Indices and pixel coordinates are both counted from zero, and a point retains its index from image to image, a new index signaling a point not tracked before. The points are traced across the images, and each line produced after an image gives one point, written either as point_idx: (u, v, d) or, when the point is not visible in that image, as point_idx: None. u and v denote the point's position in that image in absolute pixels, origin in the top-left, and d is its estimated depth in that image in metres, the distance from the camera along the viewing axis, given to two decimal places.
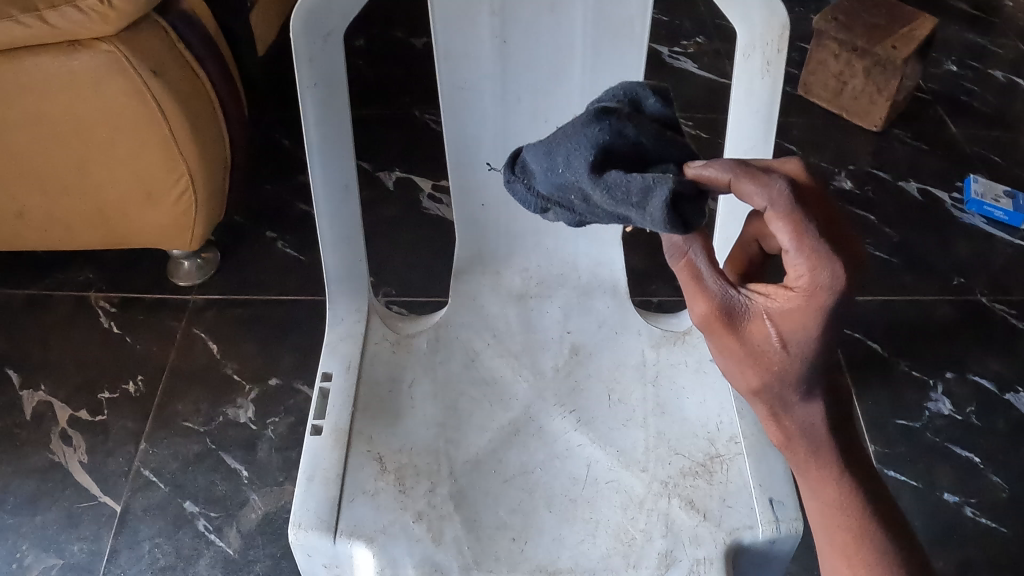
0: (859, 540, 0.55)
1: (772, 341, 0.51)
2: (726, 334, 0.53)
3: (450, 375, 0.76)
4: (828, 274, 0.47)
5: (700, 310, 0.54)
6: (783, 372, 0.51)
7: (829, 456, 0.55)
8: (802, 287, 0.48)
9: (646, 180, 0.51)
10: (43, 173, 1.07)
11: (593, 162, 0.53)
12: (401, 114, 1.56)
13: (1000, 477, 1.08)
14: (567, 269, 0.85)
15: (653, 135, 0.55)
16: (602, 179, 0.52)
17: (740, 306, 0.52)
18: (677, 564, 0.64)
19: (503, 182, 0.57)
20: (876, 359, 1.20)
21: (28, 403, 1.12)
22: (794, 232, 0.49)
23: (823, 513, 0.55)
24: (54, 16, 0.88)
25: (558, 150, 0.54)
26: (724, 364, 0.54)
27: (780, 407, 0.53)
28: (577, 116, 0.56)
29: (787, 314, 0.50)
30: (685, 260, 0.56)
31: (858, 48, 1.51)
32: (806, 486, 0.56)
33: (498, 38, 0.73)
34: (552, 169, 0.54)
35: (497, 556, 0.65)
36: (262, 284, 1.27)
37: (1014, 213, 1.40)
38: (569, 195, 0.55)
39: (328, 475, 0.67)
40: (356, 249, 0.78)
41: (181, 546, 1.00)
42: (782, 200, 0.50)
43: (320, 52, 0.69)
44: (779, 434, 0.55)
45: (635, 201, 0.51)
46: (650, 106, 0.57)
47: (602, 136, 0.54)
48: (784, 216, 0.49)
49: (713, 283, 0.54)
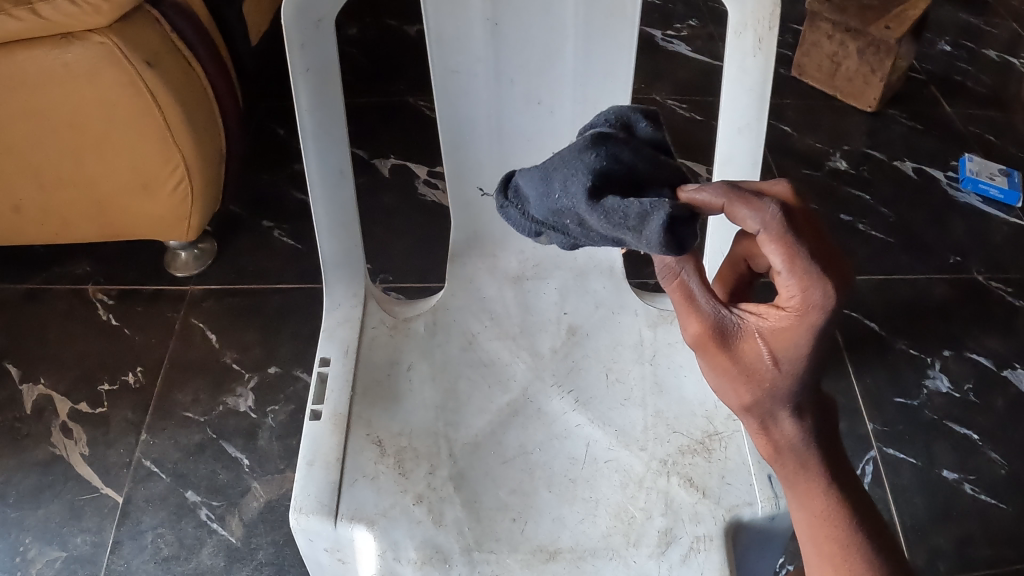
0: (848, 551, 0.54)
1: (764, 360, 0.51)
2: (718, 353, 0.53)
3: (448, 358, 0.76)
4: (820, 293, 0.47)
5: (694, 330, 0.54)
6: (775, 389, 0.51)
7: (819, 468, 0.54)
8: (794, 306, 0.48)
9: (643, 206, 0.51)
10: (39, 166, 1.07)
11: (590, 188, 0.53)
12: (395, 101, 1.55)
13: (999, 454, 1.09)
14: (564, 251, 0.85)
15: (647, 159, 0.56)
16: (599, 205, 0.52)
17: (731, 325, 0.53)
18: (676, 541, 0.64)
19: (494, 207, 0.57)
20: (874, 338, 1.20)
21: (28, 397, 1.12)
22: (786, 254, 0.48)
23: (811, 524, 0.54)
24: (47, 8, 0.87)
25: (554, 176, 0.54)
26: (716, 382, 0.54)
27: (770, 420, 0.53)
28: (573, 142, 0.56)
29: (780, 332, 0.49)
30: (677, 280, 0.56)
31: (852, 29, 1.49)
32: (795, 497, 0.55)
33: (490, 19, 0.73)
34: (548, 194, 0.54)
35: (497, 537, 0.65)
36: (258, 273, 1.27)
37: (1008, 191, 1.41)
38: (564, 220, 0.55)
39: (329, 459, 0.67)
40: (353, 234, 0.78)
41: (184, 536, 1.00)
42: (774, 223, 0.49)
43: (311, 38, 0.69)
44: (768, 447, 0.54)
45: (631, 225, 0.51)
46: (641, 130, 0.58)
47: (598, 162, 0.54)
48: (777, 239, 0.48)
49: (706, 302, 0.55)
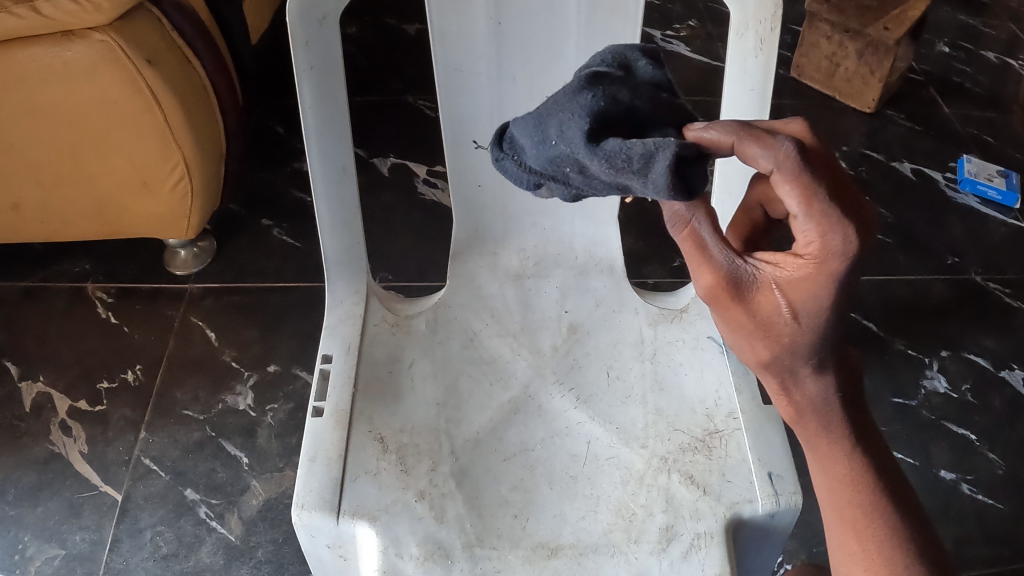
0: (871, 517, 0.54)
1: (781, 312, 0.50)
2: (734, 306, 0.52)
3: (448, 355, 0.76)
4: (839, 238, 0.46)
5: (707, 282, 0.53)
6: (794, 344, 0.51)
7: (841, 430, 0.54)
8: (812, 253, 0.47)
9: (646, 146, 0.49)
10: (38, 164, 1.07)
11: (588, 131, 0.52)
12: (394, 99, 1.56)
13: (996, 454, 1.10)
14: (564, 249, 0.85)
15: (647, 98, 0.55)
16: (599, 149, 0.51)
17: (747, 276, 0.51)
18: (677, 538, 0.64)
19: (492, 161, 0.57)
20: (872, 338, 1.21)
21: (27, 395, 1.12)
22: (803, 197, 0.47)
23: (833, 489, 0.55)
24: (48, 6, 0.87)
25: (549, 122, 0.53)
26: (732, 337, 0.54)
27: (790, 380, 0.53)
28: (567, 84, 0.55)
29: (798, 282, 0.48)
30: (688, 229, 0.54)
31: (850, 30, 1.50)
32: (816, 459, 0.56)
33: (493, 19, 0.73)
34: (544, 141, 0.53)
35: (499, 533, 0.65)
36: (258, 271, 1.27)
37: (1006, 192, 1.42)
38: (564, 167, 0.53)
39: (330, 456, 0.67)
40: (355, 231, 0.78)
41: (182, 534, 1.00)
42: (789, 161, 0.48)
43: (316, 35, 0.69)
44: (789, 409, 0.55)
45: (636, 167, 0.49)
46: (641, 70, 0.57)
47: (595, 103, 0.53)
48: (793, 180, 0.47)
49: (719, 251, 0.53)
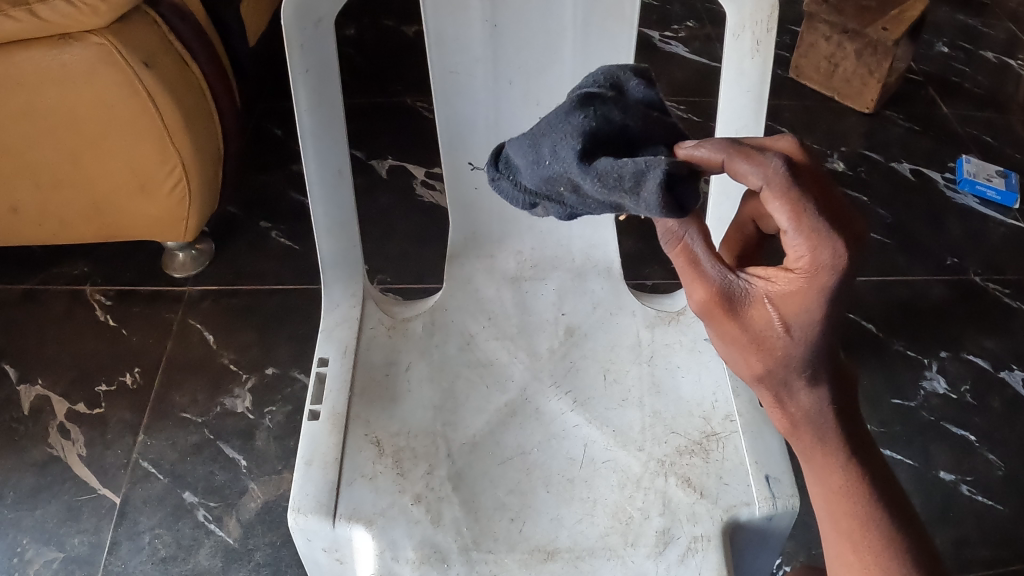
0: (866, 527, 0.54)
1: (774, 326, 0.50)
2: (727, 320, 0.52)
3: (445, 358, 0.76)
4: (829, 253, 0.46)
5: (700, 296, 0.52)
6: (788, 358, 0.50)
7: (837, 442, 0.54)
8: (803, 268, 0.47)
9: (638, 165, 0.49)
10: (36, 167, 1.07)
11: (581, 151, 0.52)
12: (393, 101, 1.56)
13: (996, 455, 1.09)
14: (561, 252, 0.85)
15: (639, 118, 0.55)
16: (592, 168, 0.51)
17: (739, 291, 0.51)
18: (674, 541, 0.64)
19: (487, 181, 0.57)
20: (870, 339, 1.21)
21: (26, 398, 1.12)
22: (792, 212, 0.47)
23: (829, 500, 0.55)
24: (45, 9, 0.87)
25: (543, 143, 0.54)
26: (726, 352, 0.54)
27: (784, 393, 0.53)
28: (560, 106, 0.56)
29: (790, 296, 0.48)
30: (680, 245, 0.55)
31: (849, 30, 1.49)
32: (812, 472, 0.55)
33: (488, 22, 0.73)
34: (538, 161, 0.53)
35: (496, 537, 0.65)
36: (256, 274, 1.27)
37: (1005, 192, 1.41)
38: (558, 187, 0.53)
39: (327, 459, 0.67)
40: (351, 235, 0.78)
41: (181, 536, 1.00)
42: (778, 177, 0.48)
43: (311, 38, 0.69)
44: (785, 421, 0.54)
45: (628, 186, 0.49)
46: (633, 89, 0.57)
47: (587, 123, 0.53)
48: (782, 196, 0.47)
49: (712, 267, 0.53)
